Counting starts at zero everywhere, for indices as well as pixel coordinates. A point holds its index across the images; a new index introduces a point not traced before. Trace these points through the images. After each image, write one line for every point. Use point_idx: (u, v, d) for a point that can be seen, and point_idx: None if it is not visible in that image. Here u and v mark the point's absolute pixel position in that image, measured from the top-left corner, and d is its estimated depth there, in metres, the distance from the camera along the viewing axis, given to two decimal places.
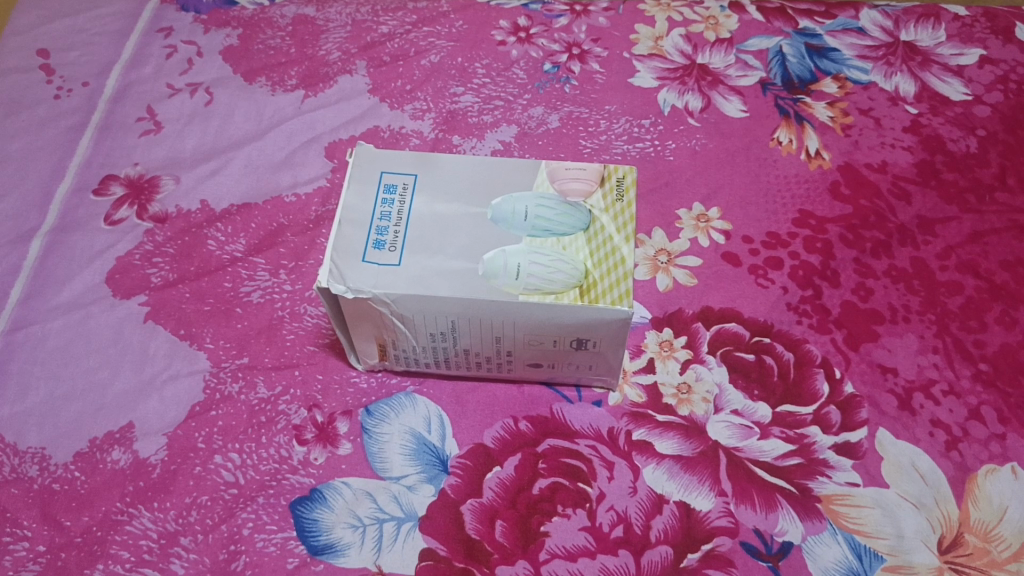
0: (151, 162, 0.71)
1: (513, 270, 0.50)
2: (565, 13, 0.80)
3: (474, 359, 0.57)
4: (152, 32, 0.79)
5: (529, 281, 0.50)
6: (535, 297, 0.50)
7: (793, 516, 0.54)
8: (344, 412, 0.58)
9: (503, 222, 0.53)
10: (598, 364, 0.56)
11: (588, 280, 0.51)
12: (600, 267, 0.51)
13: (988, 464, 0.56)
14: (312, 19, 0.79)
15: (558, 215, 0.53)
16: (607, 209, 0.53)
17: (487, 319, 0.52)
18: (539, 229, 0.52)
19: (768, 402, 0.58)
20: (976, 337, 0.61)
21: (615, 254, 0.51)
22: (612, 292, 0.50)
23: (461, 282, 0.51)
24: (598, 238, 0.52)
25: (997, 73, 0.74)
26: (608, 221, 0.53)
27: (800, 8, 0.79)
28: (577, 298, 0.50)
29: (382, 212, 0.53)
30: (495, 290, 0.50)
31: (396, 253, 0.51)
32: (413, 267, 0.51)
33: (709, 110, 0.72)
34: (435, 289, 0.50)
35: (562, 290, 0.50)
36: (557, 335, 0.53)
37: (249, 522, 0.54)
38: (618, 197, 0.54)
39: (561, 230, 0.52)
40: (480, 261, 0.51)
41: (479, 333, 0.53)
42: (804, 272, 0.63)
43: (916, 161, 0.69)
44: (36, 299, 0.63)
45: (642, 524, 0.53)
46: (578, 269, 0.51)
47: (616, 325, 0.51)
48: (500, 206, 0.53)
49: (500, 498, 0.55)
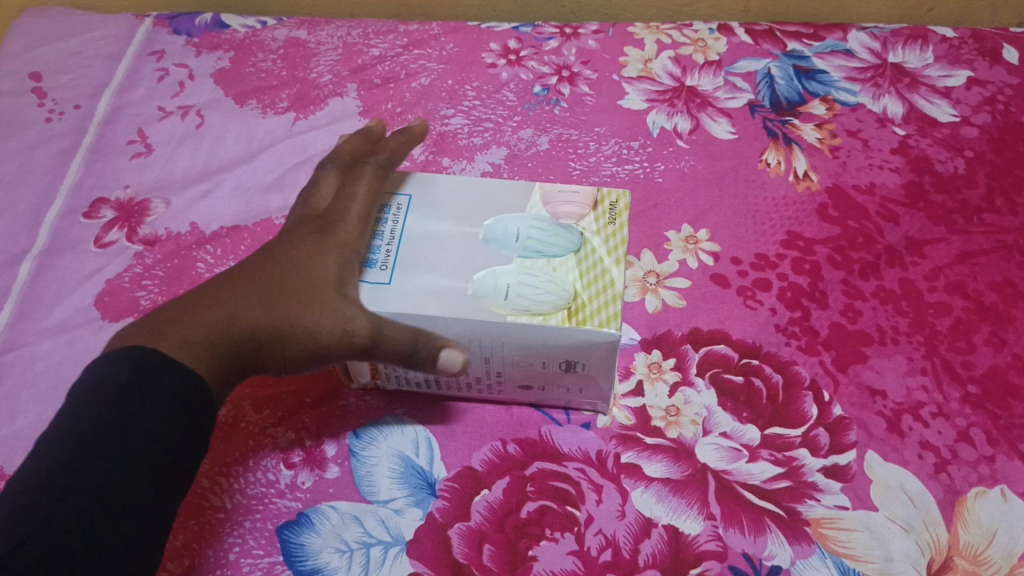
0: (141, 185, 0.71)
1: (502, 290, 0.50)
2: (555, 37, 0.80)
3: (464, 380, 0.57)
4: (143, 55, 0.79)
5: (518, 301, 0.50)
6: (523, 318, 0.50)
7: (782, 540, 0.53)
8: (333, 435, 0.58)
9: (494, 243, 0.53)
10: (588, 388, 0.56)
11: (577, 301, 0.51)
12: (589, 288, 0.51)
13: (977, 486, 0.56)
14: (304, 42, 0.80)
15: (550, 237, 0.53)
16: (599, 231, 0.53)
17: (476, 339, 0.52)
18: (529, 249, 0.52)
19: (756, 424, 0.58)
20: (964, 359, 0.61)
21: (604, 277, 0.51)
22: (600, 314, 0.50)
23: (449, 300, 0.51)
24: (589, 260, 0.52)
25: (985, 94, 0.74)
26: (599, 244, 0.53)
27: (788, 31, 0.80)
28: (564, 320, 0.50)
29: (375, 231, 0.54)
30: (483, 309, 0.50)
31: (387, 271, 0.52)
32: (403, 287, 0.51)
33: (698, 131, 0.73)
34: (423, 308, 0.50)
35: (551, 311, 0.50)
36: (546, 357, 0.53)
37: (236, 547, 0.54)
38: (610, 221, 0.54)
39: (552, 251, 0.52)
40: (469, 281, 0.51)
41: (470, 354, 0.54)
42: (792, 293, 0.64)
43: (903, 182, 0.69)
44: (26, 322, 0.63)
45: (631, 548, 0.53)
46: (567, 290, 0.51)
47: (605, 347, 0.51)
48: (492, 227, 0.53)
49: (488, 521, 0.54)
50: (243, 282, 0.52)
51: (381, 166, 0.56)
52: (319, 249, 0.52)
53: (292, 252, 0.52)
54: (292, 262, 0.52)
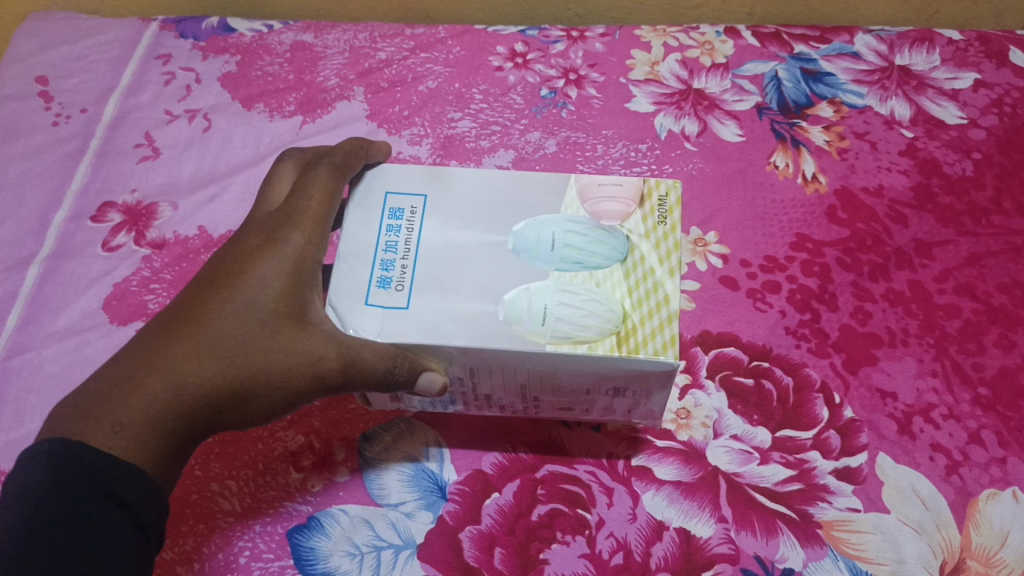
0: (148, 189, 0.71)
1: (540, 314, 0.45)
2: (561, 39, 0.80)
3: (497, 403, 0.55)
4: (149, 59, 0.79)
5: (558, 327, 0.45)
6: (564, 346, 0.45)
7: (794, 542, 0.54)
8: (342, 438, 0.58)
9: (526, 253, 0.48)
10: (635, 408, 0.53)
11: (626, 324, 0.46)
12: (639, 308, 0.46)
13: (989, 488, 0.56)
14: (310, 46, 0.80)
15: (591, 243, 0.47)
16: (647, 234, 0.48)
17: (501, 364, 0.48)
18: (568, 259, 0.47)
19: (767, 426, 0.58)
20: (975, 360, 0.61)
21: (657, 291, 0.46)
22: (653, 340, 0.45)
23: (478, 328, 0.46)
24: (637, 272, 0.47)
25: (992, 96, 0.74)
26: (648, 250, 0.48)
27: (795, 34, 0.80)
28: (613, 347, 0.45)
29: (388, 242, 0.49)
30: (518, 337, 0.45)
31: (403, 294, 0.47)
32: (423, 312, 0.46)
33: (705, 134, 0.73)
34: (449, 338, 0.45)
35: (596, 338, 0.45)
36: (590, 384, 0.50)
37: (246, 551, 0.54)
38: (659, 219, 0.49)
39: (594, 261, 0.47)
40: (500, 303, 0.46)
41: (500, 380, 0.50)
42: (802, 295, 0.63)
43: (911, 184, 0.69)
44: (33, 326, 0.63)
45: (642, 551, 0.53)
46: (614, 310, 0.46)
47: (660, 373, 0.46)
48: (523, 234, 0.48)
49: (499, 525, 0.54)
50: (185, 329, 0.49)
51: (338, 162, 0.52)
52: (267, 280, 0.49)
53: (234, 287, 0.50)
54: (237, 298, 0.49)
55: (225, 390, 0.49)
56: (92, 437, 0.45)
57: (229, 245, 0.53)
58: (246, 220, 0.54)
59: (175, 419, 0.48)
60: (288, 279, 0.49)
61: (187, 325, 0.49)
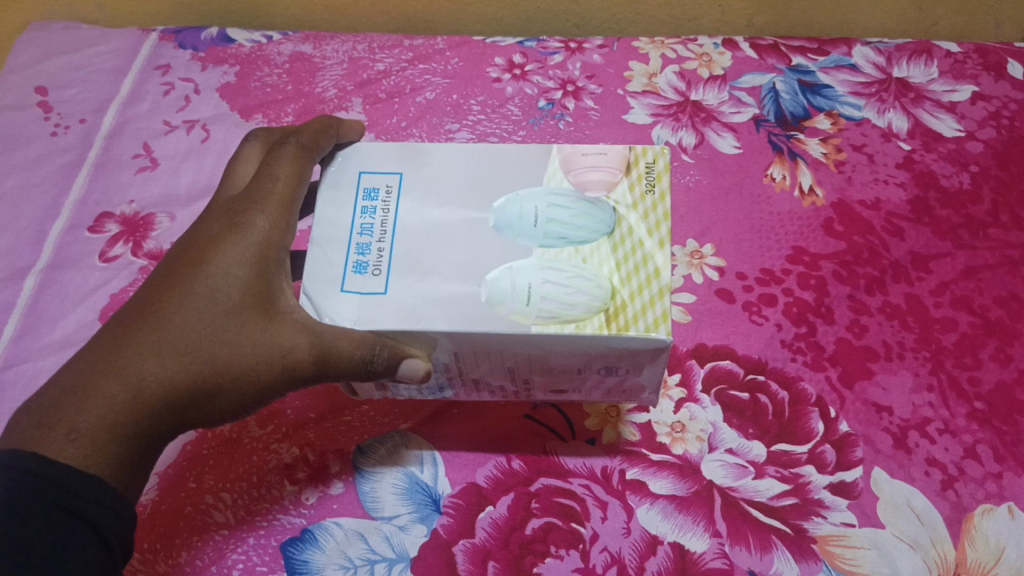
0: (145, 200, 0.71)
1: (524, 294, 0.44)
2: (559, 51, 0.80)
3: (487, 388, 0.54)
4: (149, 70, 0.79)
5: (544, 307, 0.44)
6: (552, 326, 0.44)
7: (788, 558, 0.53)
8: (336, 451, 0.58)
9: (509, 230, 0.47)
10: (625, 387, 0.52)
11: (616, 301, 0.45)
12: (628, 283, 0.45)
13: (984, 503, 0.55)
14: (309, 57, 0.80)
15: (576, 217, 0.46)
16: (635, 205, 0.47)
17: (485, 346, 0.46)
18: (551, 235, 0.46)
19: (762, 440, 0.58)
20: (971, 374, 0.60)
21: (648, 264, 0.45)
22: (645, 316, 0.44)
23: (461, 311, 0.45)
24: (625, 245, 0.46)
25: (990, 109, 0.74)
26: (636, 222, 0.47)
27: (793, 45, 0.80)
28: (602, 325, 0.44)
29: (362, 224, 0.48)
30: (503, 320, 0.44)
31: (381, 278, 0.46)
32: (402, 296, 0.46)
33: (702, 146, 0.73)
34: (431, 322, 0.44)
35: (585, 317, 0.44)
36: (581, 365, 0.49)
37: (239, 563, 0.54)
38: (648, 188, 0.48)
39: (579, 236, 0.46)
40: (483, 284, 0.45)
41: (489, 366, 0.50)
42: (798, 308, 0.63)
43: (909, 198, 0.69)
44: (29, 338, 0.63)
45: (636, 566, 0.53)
46: (603, 287, 0.45)
47: (650, 349, 0.45)
48: (505, 210, 0.47)
49: (493, 538, 0.54)
50: (146, 324, 0.48)
51: (307, 143, 0.51)
52: (232, 267, 0.48)
53: (197, 277, 0.48)
54: (199, 290, 0.48)
55: (189, 388, 0.47)
56: (51, 444, 0.44)
57: (189, 232, 0.51)
58: (208, 206, 0.53)
59: (136, 421, 0.46)
60: (254, 266, 0.48)
61: (147, 320, 0.48)
